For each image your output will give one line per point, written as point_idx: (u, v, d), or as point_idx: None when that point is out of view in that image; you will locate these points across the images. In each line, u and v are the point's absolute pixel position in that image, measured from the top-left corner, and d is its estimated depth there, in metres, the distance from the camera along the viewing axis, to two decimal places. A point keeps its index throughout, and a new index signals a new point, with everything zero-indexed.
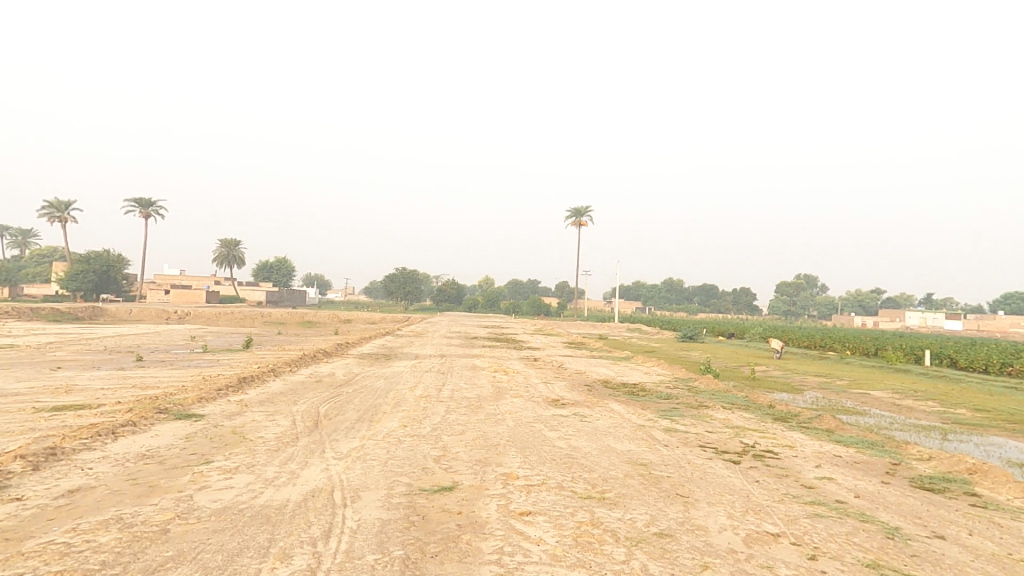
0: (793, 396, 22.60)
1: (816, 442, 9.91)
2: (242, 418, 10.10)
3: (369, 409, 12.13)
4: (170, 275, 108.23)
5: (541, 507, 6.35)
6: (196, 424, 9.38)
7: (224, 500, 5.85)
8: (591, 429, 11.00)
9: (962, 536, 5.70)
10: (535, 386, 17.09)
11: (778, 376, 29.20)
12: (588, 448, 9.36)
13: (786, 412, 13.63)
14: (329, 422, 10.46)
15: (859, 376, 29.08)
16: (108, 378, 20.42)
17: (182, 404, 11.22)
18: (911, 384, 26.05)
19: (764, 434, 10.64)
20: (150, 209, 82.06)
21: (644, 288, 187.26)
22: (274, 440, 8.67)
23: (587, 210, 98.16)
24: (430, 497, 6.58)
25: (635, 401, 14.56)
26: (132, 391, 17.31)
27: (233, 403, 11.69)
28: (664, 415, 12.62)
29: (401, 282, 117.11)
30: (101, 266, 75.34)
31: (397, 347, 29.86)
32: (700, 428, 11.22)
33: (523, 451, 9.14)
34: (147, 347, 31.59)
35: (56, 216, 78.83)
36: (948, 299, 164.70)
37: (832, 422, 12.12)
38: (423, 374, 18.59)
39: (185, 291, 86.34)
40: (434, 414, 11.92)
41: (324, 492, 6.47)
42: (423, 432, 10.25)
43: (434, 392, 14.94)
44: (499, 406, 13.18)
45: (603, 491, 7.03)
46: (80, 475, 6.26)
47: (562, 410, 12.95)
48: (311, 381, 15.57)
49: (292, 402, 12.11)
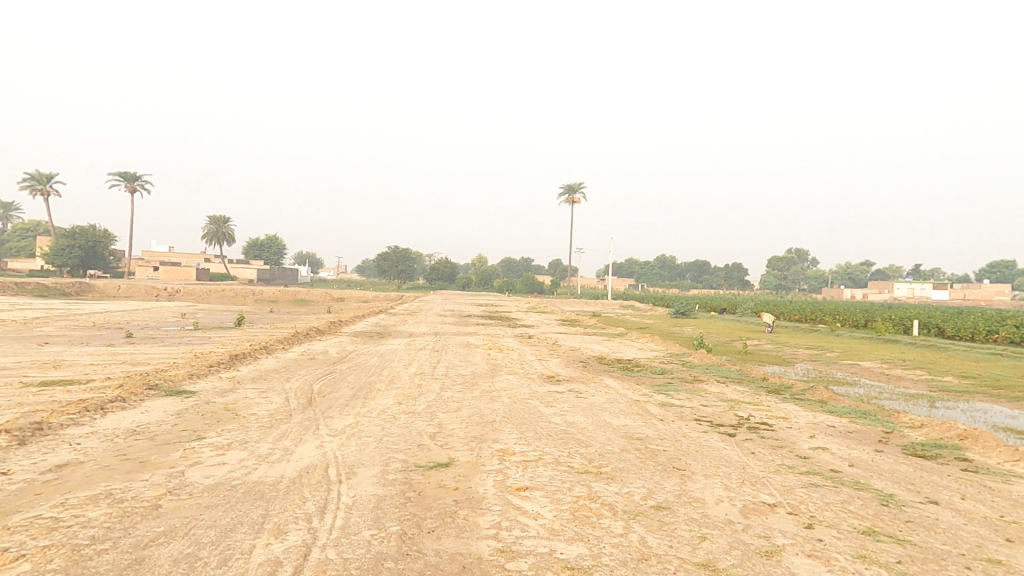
0: (785, 368, 22.86)
1: (810, 413, 9.97)
2: (234, 395, 9.97)
3: (364, 386, 12.04)
4: (159, 252, 106.68)
5: (538, 482, 6.32)
6: (187, 400, 9.23)
7: (216, 476, 5.75)
8: (586, 405, 11.01)
9: (954, 501, 5.75)
10: (531, 362, 17.08)
11: (770, 349, 29.52)
12: (585, 424, 9.36)
13: (779, 384, 13.74)
14: (323, 399, 10.37)
15: (849, 347, 29.44)
16: (98, 354, 20.19)
17: (172, 381, 11.03)
18: (900, 354, 26.42)
19: (758, 407, 10.70)
20: (135, 183, 80.26)
21: (637, 265, 187.62)
22: (267, 417, 8.56)
23: (579, 186, 96.79)
24: (426, 473, 6.53)
25: (630, 377, 14.60)
26: (123, 367, 17.06)
27: (225, 379, 11.53)
28: (659, 390, 12.67)
29: (394, 261, 116.33)
30: (87, 241, 73.99)
31: (391, 325, 29.74)
32: (695, 402, 11.27)
33: (519, 427, 9.12)
34: (138, 323, 31.18)
35: (38, 189, 76.84)
36: (938, 273, 166.65)
37: (824, 393, 12.23)
38: (418, 352, 18.51)
39: (174, 268, 85.21)
40: (430, 391, 11.86)
41: (320, 469, 6.39)
42: (419, 408, 10.20)
43: (429, 369, 14.88)
44: (494, 383, 13.16)
45: (600, 465, 7.02)
46: (68, 450, 6.12)
47: (557, 387, 12.96)
48: (305, 358, 15.43)
49: (285, 379, 11.97)
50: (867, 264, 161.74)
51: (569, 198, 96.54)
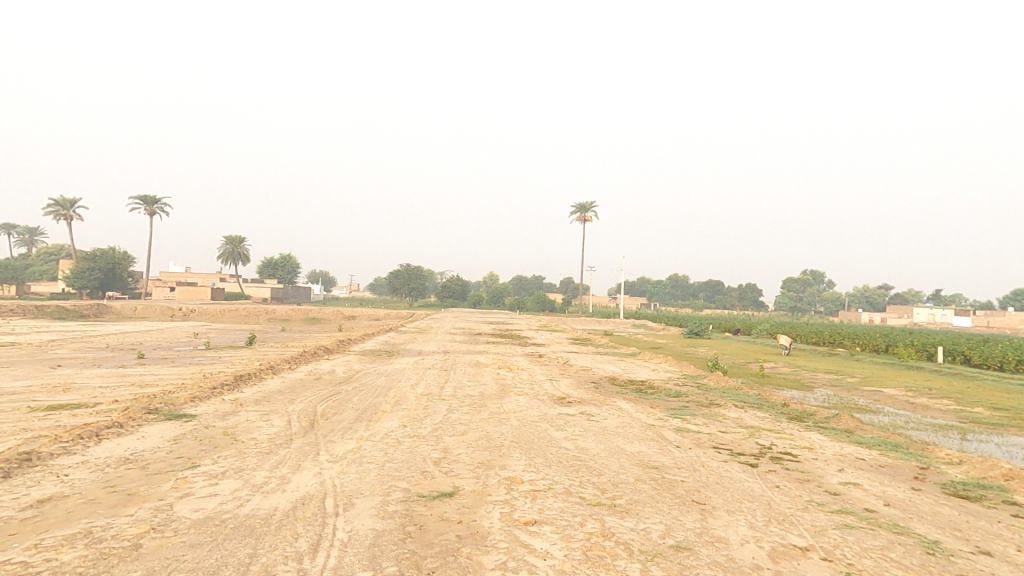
0: (804, 394, 22.03)
1: (836, 444, 9.40)
2: (235, 418, 9.72)
3: (368, 408, 11.70)
4: (176, 272, 108.64)
5: (547, 516, 5.89)
6: (186, 425, 9.00)
7: (205, 510, 5.44)
8: (598, 429, 10.54)
9: (1008, 552, 5.20)
10: (541, 383, 16.64)
11: (787, 373, 28.66)
12: (597, 450, 8.89)
13: (801, 410, 13.10)
14: (326, 422, 10.09)
15: (871, 373, 28.42)
16: (108, 376, 20.17)
17: (173, 405, 10.83)
18: (926, 382, 25.40)
19: (780, 435, 10.13)
20: (154, 206, 82.13)
21: (648, 285, 186.45)
22: (266, 442, 8.26)
23: (592, 206, 97.18)
24: (428, 504, 6.15)
25: (643, 399, 14.10)
26: (131, 389, 17.03)
27: (228, 402, 11.31)
28: (674, 414, 12.16)
29: (406, 279, 117.11)
30: (107, 263, 75.46)
31: (399, 343, 29.52)
32: (713, 428, 10.75)
33: (528, 453, 8.69)
34: (150, 344, 31.40)
35: (62, 213, 79.02)
36: (959, 297, 162.68)
37: (850, 422, 11.59)
38: (426, 372, 18.17)
39: (190, 288, 86.47)
40: (436, 414, 11.48)
41: (316, 501, 6.04)
42: (424, 432, 9.83)
43: (436, 390, 14.50)
44: (503, 405, 12.74)
45: (613, 497, 6.58)
46: (55, 483, 5.87)
47: (567, 409, 12.48)
48: (311, 379, 15.20)
49: (288, 401, 11.72)
50: (885, 285, 158.82)
51: (581, 218, 96.42)
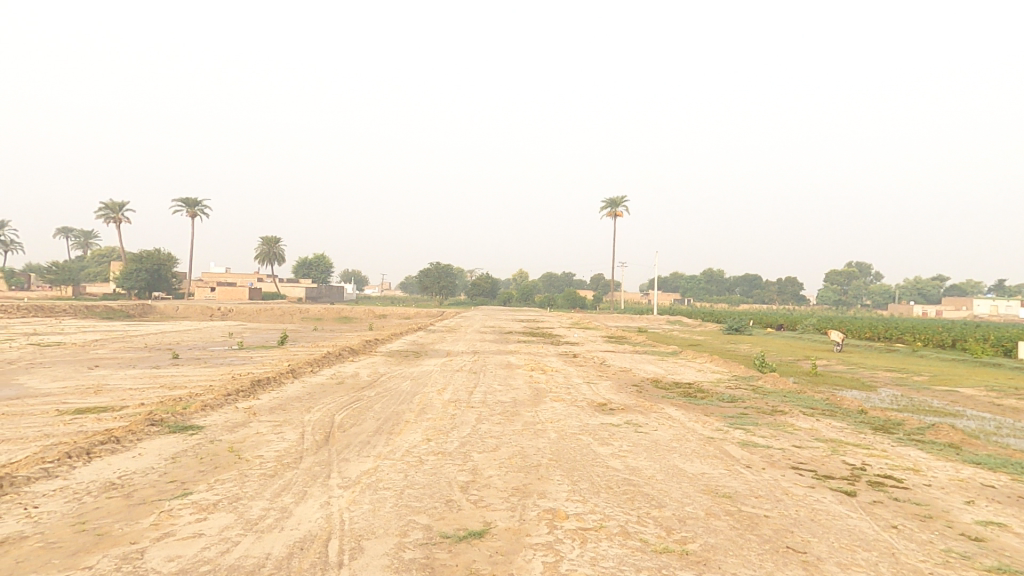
0: (867, 395, 19.87)
1: (948, 465, 7.69)
2: (244, 431, 8.90)
3: (390, 418, 10.67)
4: (217, 274, 112.02)
5: (603, 570, 4.62)
6: (189, 439, 8.20)
7: (181, 559, 4.43)
8: (650, 442, 9.16)
9: None
10: (577, 386, 15.28)
11: (843, 371, 26.28)
12: (652, 471, 7.55)
13: (883, 419, 11.33)
14: (343, 435, 9.13)
15: (941, 371, 25.75)
16: (140, 377, 20.03)
17: (184, 414, 10.13)
18: (1007, 381, 22.68)
19: (870, 451, 8.50)
20: (196, 210, 84.80)
21: (681, 280, 181.42)
22: (272, 462, 7.35)
23: (622, 200, 94.59)
24: (454, 549, 4.98)
25: (694, 405, 12.57)
26: (158, 392, 16.62)
27: (241, 411, 10.53)
28: (735, 424, 10.63)
29: (436, 277, 117.10)
30: (153, 266, 78.27)
31: (427, 343, 28.68)
32: (785, 442, 9.20)
33: (570, 474, 7.43)
34: (186, 344, 31.62)
35: (112, 219, 82.50)
36: (1022, 289, 151.20)
37: (951, 435, 9.73)
38: (454, 374, 17.08)
39: (229, 289, 88.92)
40: (464, 424, 10.33)
41: (317, 544, 4.94)
42: (450, 448, 8.68)
43: (465, 396, 13.35)
44: (538, 413, 11.50)
45: (682, 540, 5.24)
46: (17, 519, 5.01)
47: (610, 418, 11.09)
48: (333, 383, 14.38)
49: (305, 410, 10.83)
50: (938, 276, 149.29)
51: (611, 212, 93.95)
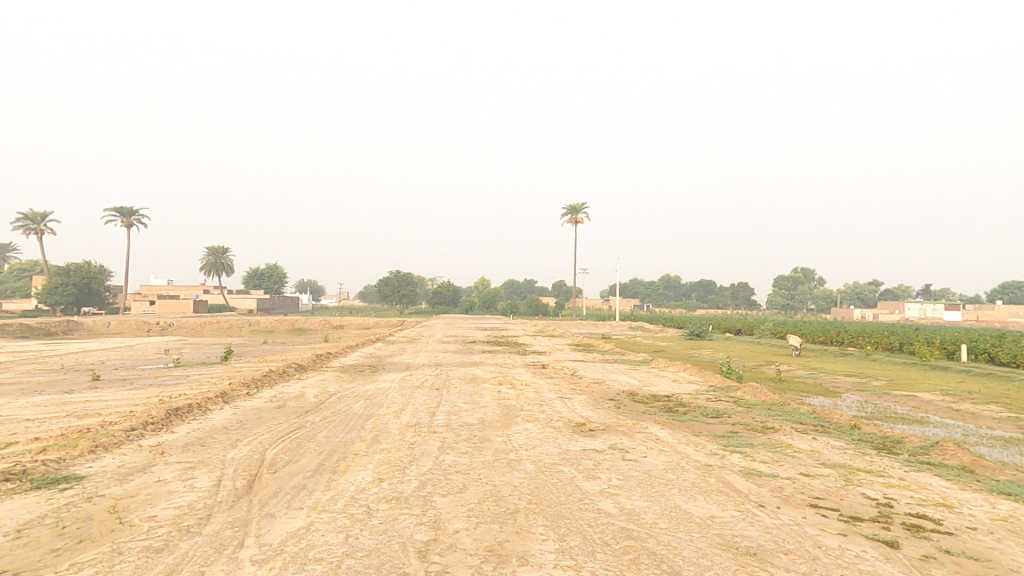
0: (836, 402, 19.50)
1: (980, 499, 6.74)
2: (140, 481, 7.02)
3: (335, 451, 8.93)
4: (158, 285, 104.27)
5: None
6: (57, 498, 6.29)
7: None
8: (643, 474, 7.89)
9: None
10: (550, 402, 13.91)
11: (806, 377, 26.14)
12: (654, 517, 6.23)
13: (880, 435, 10.52)
14: (271, 478, 7.38)
15: (897, 375, 26.06)
16: (45, 404, 17.17)
17: (67, 457, 8.12)
18: (961, 385, 23.01)
19: (886, 479, 7.52)
20: (132, 218, 78.46)
21: (641, 286, 184.80)
22: (164, 527, 5.56)
23: (582, 208, 94.90)
24: None
25: (680, 423, 11.46)
26: (60, 423, 14.03)
27: (145, 450, 8.56)
28: (729, 446, 9.52)
29: (395, 286, 113.54)
30: (81, 279, 71.65)
31: (385, 356, 26.69)
32: (792, 468, 8.11)
33: (556, 525, 6.01)
34: (111, 363, 28.14)
35: (31, 229, 74.99)
36: (946, 293, 162.26)
37: (960, 454, 8.92)
38: (414, 391, 15.43)
39: (170, 301, 82.73)
40: (425, 457, 8.73)
41: None
42: (407, 491, 7.08)
43: (425, 419, 11.68)
44: (510, 438, 10.06)
45: None
46: None
47: (592, 443, 9.79)
48: (271, 408, 12.41)
49: (230, 445, 8.93)
50: (875, 282, 157.87)
51: (572, 220, 94.13)
